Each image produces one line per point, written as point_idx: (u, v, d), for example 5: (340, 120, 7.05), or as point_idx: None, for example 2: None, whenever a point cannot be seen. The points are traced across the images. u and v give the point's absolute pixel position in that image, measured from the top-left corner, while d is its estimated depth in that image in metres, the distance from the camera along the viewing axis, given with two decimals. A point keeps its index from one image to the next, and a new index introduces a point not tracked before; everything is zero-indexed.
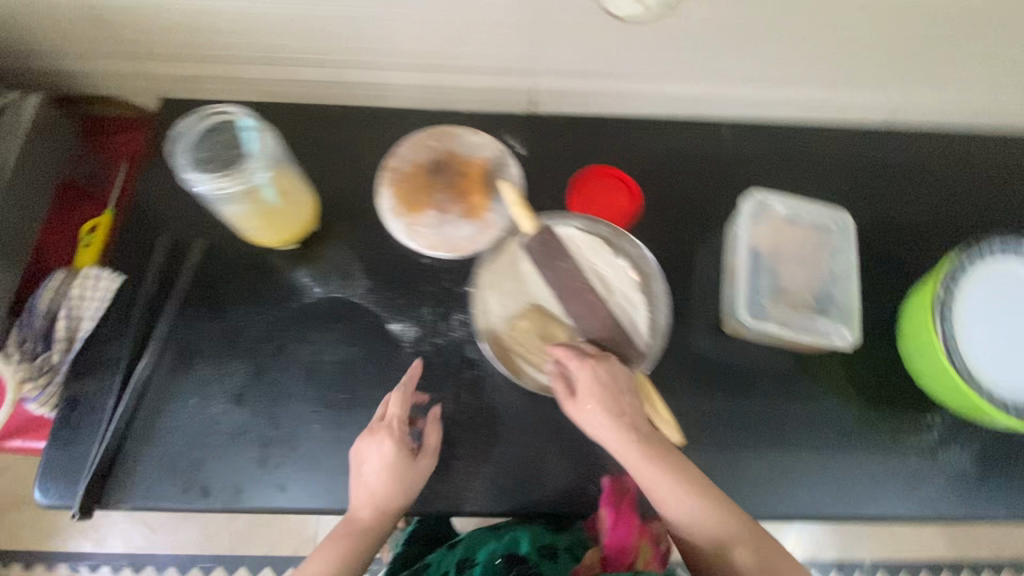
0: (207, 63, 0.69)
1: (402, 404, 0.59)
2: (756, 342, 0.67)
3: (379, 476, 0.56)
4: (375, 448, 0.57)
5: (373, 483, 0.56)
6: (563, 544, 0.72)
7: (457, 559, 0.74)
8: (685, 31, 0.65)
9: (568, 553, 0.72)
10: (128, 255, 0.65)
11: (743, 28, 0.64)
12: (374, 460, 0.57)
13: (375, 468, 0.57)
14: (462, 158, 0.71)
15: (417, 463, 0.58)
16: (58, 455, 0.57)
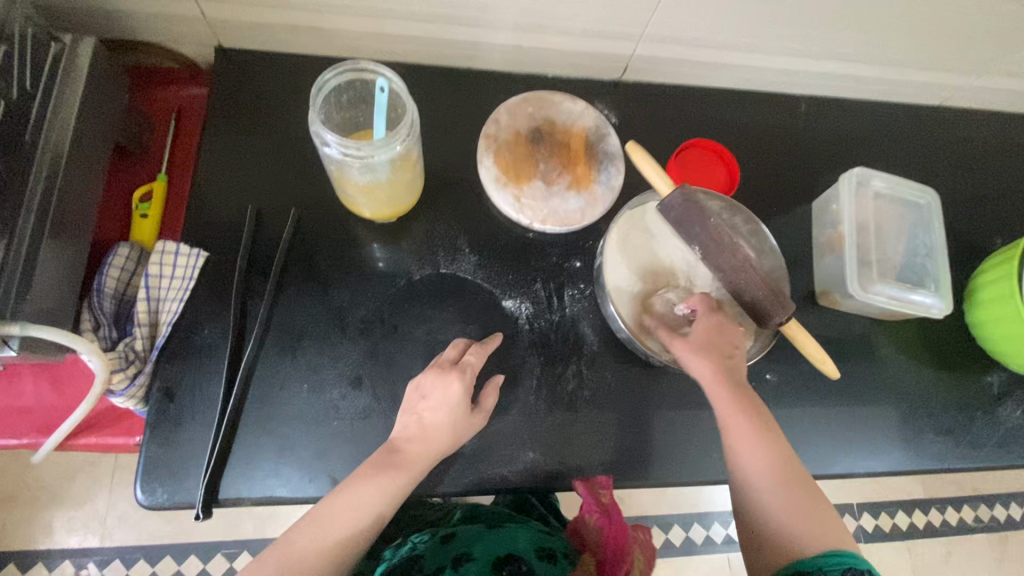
0: (287, 12, 0.60)
1: (480, 353, 0.56)
2: (845, 312, 0.70)
3: (440, 424, 0.53)
4: (440, 389, 0.53)
5: (430, 430, 0.52)
6: (560, 552, 0.65)
7: (451, 554, 0.62)
8: (810, 11, 0.64)
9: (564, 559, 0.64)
10: (209, 230, 0.59)
11: (864, 11, 0.64)
12: (440, 412, 0.53)
13: (435, 418, 0.53)
14: (563, 127, 0.67)
15: (469, 419, 0.54)
16: (162, 451, 0.52)
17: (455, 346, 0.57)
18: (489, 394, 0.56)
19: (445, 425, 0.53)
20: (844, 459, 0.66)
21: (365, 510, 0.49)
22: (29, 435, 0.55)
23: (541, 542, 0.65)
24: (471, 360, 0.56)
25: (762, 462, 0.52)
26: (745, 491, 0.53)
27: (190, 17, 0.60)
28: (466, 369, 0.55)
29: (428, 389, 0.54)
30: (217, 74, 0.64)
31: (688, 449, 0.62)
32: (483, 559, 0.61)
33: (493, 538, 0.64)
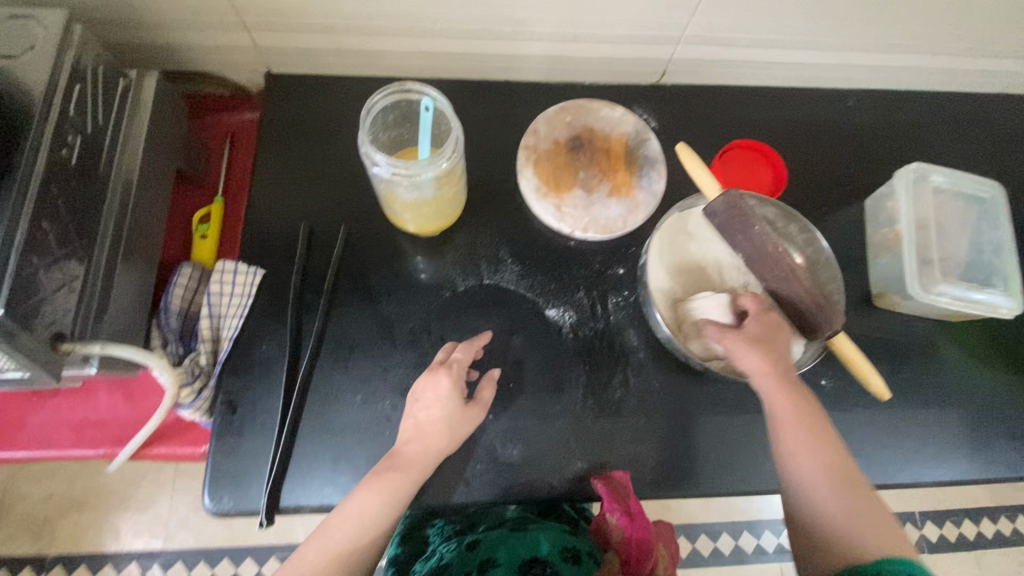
0: (330, 35, 0.63)
1: (466, 349, 0.57)
2: (904, 314, 0.67)
3: (438, 423, 0.53)
4: (431, 386, 0.54)
5: (429, 429, 0.53)
6: (584, 551, 0.63)
7: (478, 559, 0.62)
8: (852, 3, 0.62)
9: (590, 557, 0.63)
10: (265, 248, 0.61)
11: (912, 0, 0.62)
12: (435, 409, 0.54)
13: (437, 415, 0.54)
14: (602, 134, 0.67)
15: (467, 412, 0.55)
16: (226, 462, 0.54)
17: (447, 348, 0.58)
18: (485, 387, 0.57)
19: (439, 424, 0.53)
20: (909, 468, 0.63)
21: (372, 515, 0.50)
22: (105, 445, 0.58)
23: (565, 542, 0.64)
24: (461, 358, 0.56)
25: (818, 458, 0.50)
26: (799, 490, 0.50)
27: (243, 45, 0.63)
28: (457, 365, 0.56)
29: (425, 388, 0.55)
30: (268, 99, 0.66)
31: (740, 458, 0.60)
32: (509, 563, 0.61)
33: (519, 541, 0.64)
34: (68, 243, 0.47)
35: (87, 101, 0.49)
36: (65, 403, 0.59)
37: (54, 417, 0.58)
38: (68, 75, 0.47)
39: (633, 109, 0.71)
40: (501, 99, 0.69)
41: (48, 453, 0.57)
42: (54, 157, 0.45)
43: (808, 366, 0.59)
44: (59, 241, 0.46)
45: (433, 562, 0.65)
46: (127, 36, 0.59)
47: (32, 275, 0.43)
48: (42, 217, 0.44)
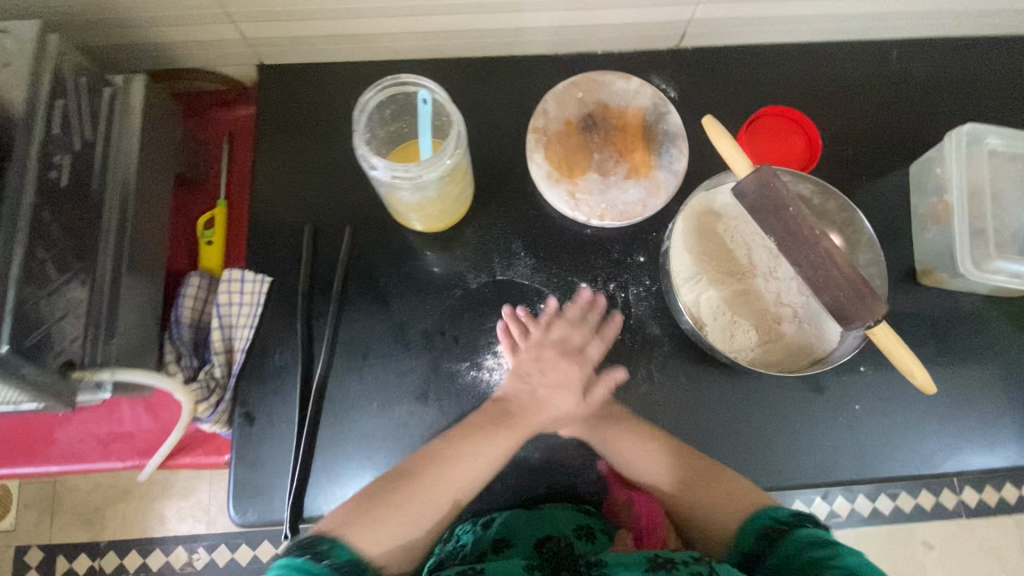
0: (320, 22, 0.58)
1: (570, 324, 0.60)
2: (952, 290, 0.62)
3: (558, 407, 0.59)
4: (553, 358, 0.60)
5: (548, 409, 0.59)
6: (597, 528, 0.61)
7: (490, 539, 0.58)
8: None
9: (603, 535, 0.61)
10: (270, 253, 0.59)
11: None
12: (562, 393, 0.60)
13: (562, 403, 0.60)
14: (616, 110, 0.62)
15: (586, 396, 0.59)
16: (248, 475, 0.54)
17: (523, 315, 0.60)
18: (605, 380, 0.58)
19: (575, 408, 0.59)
20: (956, 455, 0.59)
21: (471, 466, 0.55)
22: (132, 457, 0.59)
23: (581, 519, 0.61)
24: (563, 330, 0.59)
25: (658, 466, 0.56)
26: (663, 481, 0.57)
27: (230, 39, 0.59)
28: (584, 350, 0.59)
29: (535, 361, 0.60)
30: (262, 90, 0.64)
31: (771, 449, 0.58)
32: (522, 543, 0.57)
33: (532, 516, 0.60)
34: (68, 267, 0.46)
35: (72, 115, 0.47)
36: (89, 417, 0.60)
37: (80, 431, 0.59)
38: (48, 90, 0.44)
39: (650, 80, 0.66)
40: (507, 79, 0.65)
41: (79, 467, 0.59)
42: (43, 181, 0.43)
43: (848, 358, 0.55)
44: (58, 267, 0.45)
45: (448, 544, 0.62)
46: (109, 37, 0.56)
47: (33, 307, 0.42)
48: (37, 245, 0.42)
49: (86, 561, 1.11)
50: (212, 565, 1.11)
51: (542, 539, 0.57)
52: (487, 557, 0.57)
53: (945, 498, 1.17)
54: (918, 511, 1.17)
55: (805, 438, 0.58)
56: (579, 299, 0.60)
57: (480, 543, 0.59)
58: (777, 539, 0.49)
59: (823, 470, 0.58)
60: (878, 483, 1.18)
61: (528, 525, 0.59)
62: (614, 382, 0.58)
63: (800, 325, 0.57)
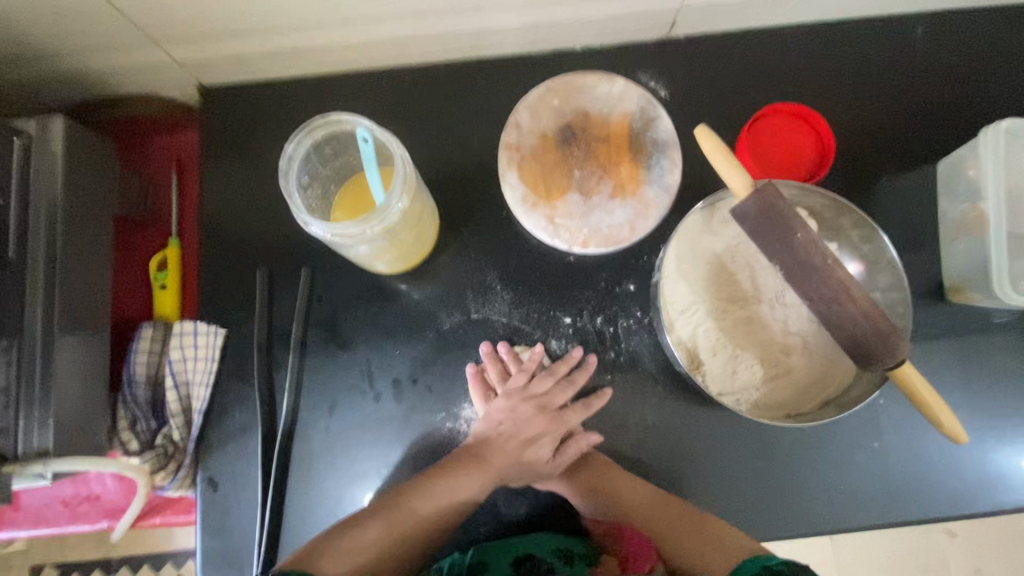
0: (256, 41, 0.52)
1: (557, 385, 0.53)
2: (989, 307, 0.55)
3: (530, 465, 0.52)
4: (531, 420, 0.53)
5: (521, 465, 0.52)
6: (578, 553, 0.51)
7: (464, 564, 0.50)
8: None
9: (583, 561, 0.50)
10: (224, 301, 0.55)
11: None
12: (534, 449, 0.53)
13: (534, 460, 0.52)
14: (598, 119, 0.55)
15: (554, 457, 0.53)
16: (214, 544, 0.51)
17: (506, 357, 0.54)
18: (578, 443, 0.53)
19: (545, 464, 0.53)
20: (991, 494, 0.53)
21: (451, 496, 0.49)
22: (102, 520, 0.57)
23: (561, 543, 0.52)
24: (546, 383, 0.53)
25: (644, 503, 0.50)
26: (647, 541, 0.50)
27: (161, 64, 0.53)
28: (564, 412, 0.53)
29: (512, 415, 0.52)
30: (205, 116, 0.58)
31: (782, 492, 0.53)
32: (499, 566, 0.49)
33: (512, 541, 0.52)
34: None
35: None
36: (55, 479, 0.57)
37: (46, 495, 0.57)
38: None
39: (637, 80, 0.58)
40: (476, 89, 0.58)
41: (48, 531, 0.57)
42: None
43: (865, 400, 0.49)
44: None
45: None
46: (24, 72, 0.50)
47: None
48: None
49: None
50: None
51: (519, 562, 0.49)
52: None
53: None
54: None
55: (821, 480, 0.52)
56: (567, 357, 0.53)
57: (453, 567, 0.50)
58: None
59: (844, 516, 0.52)
60: None
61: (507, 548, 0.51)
62: (586, 446, 0.53)
63: (811, 358, 0.51)
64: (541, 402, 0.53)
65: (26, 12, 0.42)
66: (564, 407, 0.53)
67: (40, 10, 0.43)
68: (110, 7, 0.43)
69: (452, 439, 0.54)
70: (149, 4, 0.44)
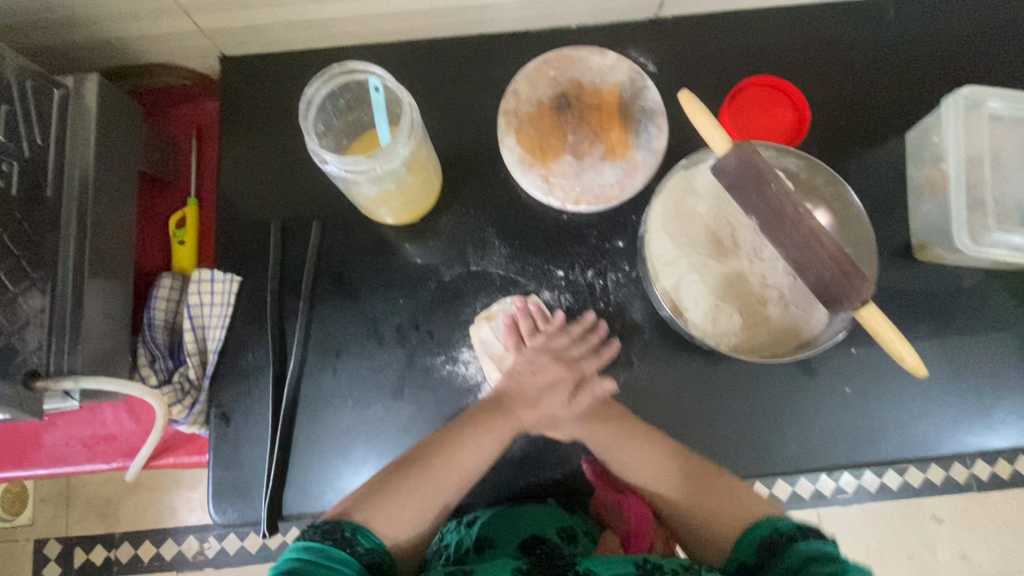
0: (274, 10, 0.56)
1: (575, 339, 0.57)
2: (953, 266, 0.59)
3: (545, 407, 0.57)
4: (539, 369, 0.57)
5: (539, 410, 0.57)
6: (581, 530, 0.58)
7: (473, 542, 0.55)
8: None
9: (587, 537, 0.58)
10: (239, 252, 0.58)
11: None
12: (550, 394, 0.58)
13: (550, 403, 0.57)
14: (591, 88, 0.59)
15: (569, 400, 0.57)
16: (226, 475, 0.55)
17: (529, 311, 0.57)
18: (592, 390, 0.56)
19: (561, 410, 0.57)
20: (953, 436, 0.57)
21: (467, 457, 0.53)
22: (117, 459, 0.60)
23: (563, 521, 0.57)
24: (565, 340, 0.57)
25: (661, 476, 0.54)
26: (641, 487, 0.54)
27: (185, 31, 0.57)
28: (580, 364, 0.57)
29: (530, 364, 0.58)
30: (224, 84, 0.61)
31: (759, 435, 0.56)
32: (505, 543, 0.54)
33: (516, 516, 0.56)
34: (24, 278, 0.46)
35: (17, 122, 0.46)
36: (73, 421, 0.60)
37: (66, 435, 0.60)
38: None
39: (628, 54, 0.62)
40: (477, 59, 0.61)
41: (65, 469, 0.60)
42: None
43: (839, 338, 0.53)
44: (12, 278, 0.45)
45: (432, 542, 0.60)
46: (60, 35, 0.54)
47: None
48: None
49: (101, 552, 1.13)
50: (222, 554, 1.13)
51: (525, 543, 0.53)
52: (469, 559, 0.54)
53: (957, 473, 1.14)
54: (927, 485, 1.14)
55: (795, 421, 0.57)
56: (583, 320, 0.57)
57: (462, 545, 0.56)
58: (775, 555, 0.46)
59: (815, 455, 0.56)
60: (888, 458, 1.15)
61: (511, 528, 0.55)
62: (600, 393, 0.56)
63: (787, 309, 0.55)
64: (560, 354, 0.57)
65: None
66: (580, 357, 0.57)
67: None
68: None
69: (451, 382, 0.57)
70: None
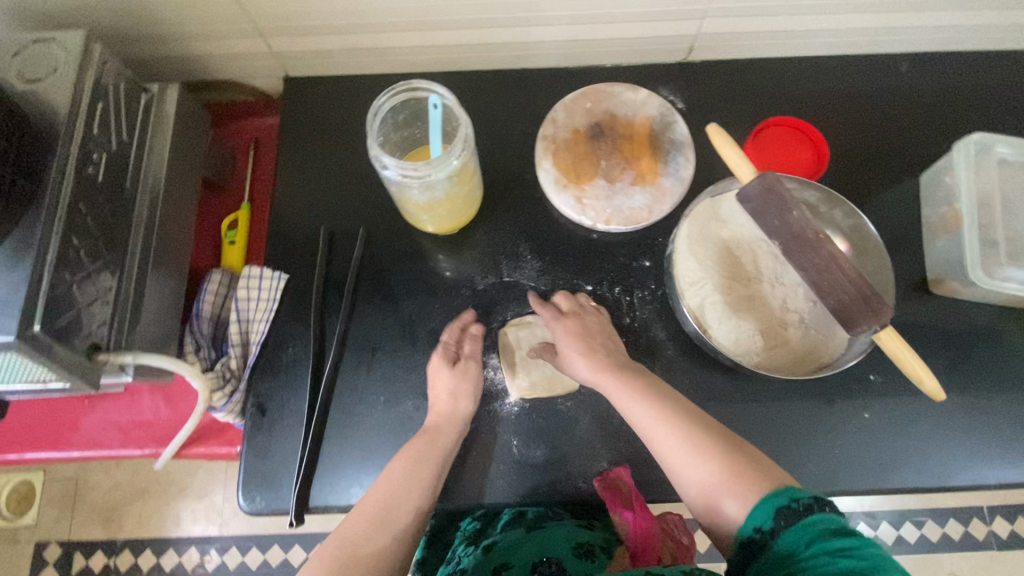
0: (337, 36, 0.61)
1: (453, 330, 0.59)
2: (966, 301, 0.61)
3: (444, 400, 0.55)
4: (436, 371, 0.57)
5: (442, 402, 0.55)
6: (598, 545, 0.56)
7: (487, 565, 0.55)
8: None
9: (604, 553, 0.55)
10: (288, 253, 0.62)
11: None
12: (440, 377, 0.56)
13: (443, 385, 0.55)
14: (624, 119, 0.63)
15: (452, 371, 0.55)
16: (258, 464, 0.56)
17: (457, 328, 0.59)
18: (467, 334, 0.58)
19: (452, 370, 0.56)
20: (972, 469, 0.57)
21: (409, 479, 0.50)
22: (150, 445, 0.62)
23: (580, 536, 0.56)
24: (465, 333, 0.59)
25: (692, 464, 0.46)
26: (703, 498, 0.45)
27: (256, 51, 0.63)
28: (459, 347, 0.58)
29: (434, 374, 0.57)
30: (287, 100, 0.66)
31: (778, 457, 0.57)
32: (519, 565, 0.54)
33: (534, 537, 0.56)
34: (100, 257, 0.49)
35: (110, 117, 0.50)
36: (111, 405, 0.62)
37: (102, 419, 0.62)
38: (90, 94, 0.48)
39: (658, 91, 0.67)
40: (517, 89, 0.67)
41: (99, 453, 0.61)
42: (79, 176, 0.46)
43: (853, 362, 0.55)
44: (90, 256, 0.48)
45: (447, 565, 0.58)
46: (147, 48, 0.60)
47: (66, 290, 0.45)
48: (71, 234, 0.46)
49: (100, 558, 1.11)
50: (222, 568, 1.11)
51: (537, 564, 0.54)
52: None
53: (975, 528, 1.12)
54: (945, 541, 1.12)
55: (812, 444, 0.58)
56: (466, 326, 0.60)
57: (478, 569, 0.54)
58: (790, 523, 0.39)
59: (834, 479, 0.57)
60: (904, 509, 1.13)
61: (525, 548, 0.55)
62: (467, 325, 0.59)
63: (808, 331, 0.57)
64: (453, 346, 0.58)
65: None
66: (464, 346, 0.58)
67: None
68: None
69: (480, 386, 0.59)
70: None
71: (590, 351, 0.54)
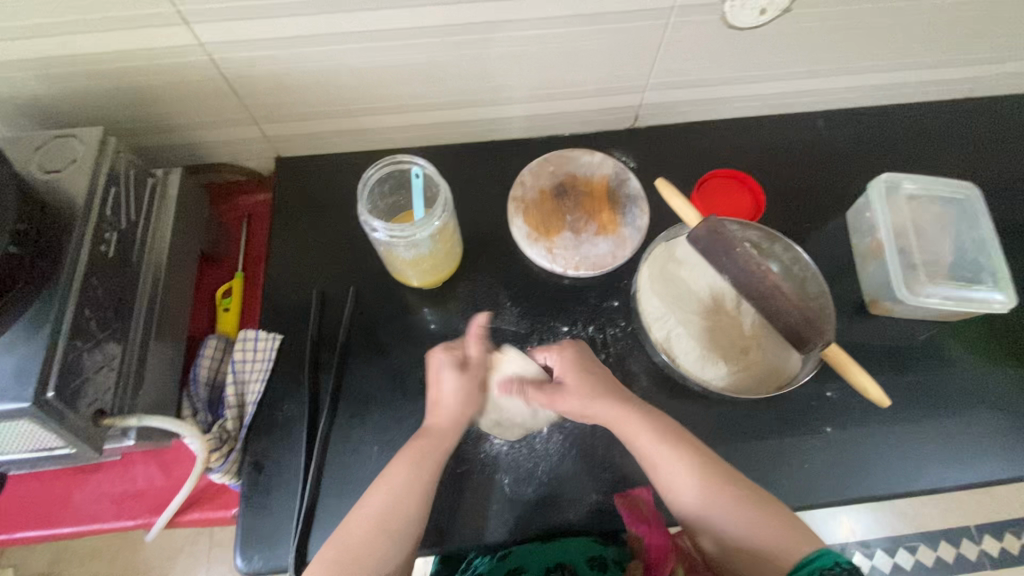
0: (322, 120, 0.69)
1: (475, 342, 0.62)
2: (902, 320, 0.68)
3: (447, 401, 0.58)
4: (442, 376, 0.60)
5: (445, 403, 0.58)
6: (611, 559, 0.63)
7: (505, 566, 0.62)
8: (796, 50, 0.65)
9: (616, 566, 0.63)
10: (282, 315, 0.66)
11: (855, 40, 0.65)
12: (446, 380, 0.59)
13: (448, 385, 0.59)
14: (584, 179, 0.72)
15: (458, 375, 0.59)
16: (255, 523, 0.57)
17: (473, 333, 0.63)
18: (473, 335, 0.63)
19: (457, 379, 0.59)
20: (932, 472, 0.62)
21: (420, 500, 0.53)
22: (143, 515, 0.62)
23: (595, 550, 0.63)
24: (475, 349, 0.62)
25: (692, 483, 0.54)
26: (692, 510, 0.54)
27: (250, 137, 0.70)
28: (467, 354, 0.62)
29: (437, 376, 0.60)
30: (280, 179, 0.73)
31: (755, 475, 0.61)
32: (535, 569, 0.61)
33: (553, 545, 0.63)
34: (108, 326, 0.53)
35: (121, 200, 0.56)
36: (105, 478, 0.63)
37: (95, 492, 0.62)
38: (105, 180, 0.53)
39: (611, 154, 0.76)
40: (488, 160, 0.75)
41: (91, 527, 0.61)
42: (93, 253, 0.51)
43: (806, 380, 0.62)
44: (99, 326, 0.52)
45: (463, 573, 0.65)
46: (150, 138, 0.67)
47: (77, 358, 0.48)
48: (84, 305, 0.50)
49: None
50: None
51: (554, 567, 0.61)
52: None
53: (966, 549, 1.13)
54: (940, 565, 1.13)
55: (785, 460, 0.62)
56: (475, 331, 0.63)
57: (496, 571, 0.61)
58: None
59: (809, 492, 0.60)
60: (897, 535, 1.15)
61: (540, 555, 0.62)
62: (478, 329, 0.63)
63: (766, 355, 0.63)
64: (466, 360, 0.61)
65: (166, 91, 0.59)
66: (472, 356, 0.62)
67: (175, 90, 0.59)
68: (232, 90, 0.61)
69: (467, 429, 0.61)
70: (254, 89, 0.61)
71: (577, 386, 0.58)
